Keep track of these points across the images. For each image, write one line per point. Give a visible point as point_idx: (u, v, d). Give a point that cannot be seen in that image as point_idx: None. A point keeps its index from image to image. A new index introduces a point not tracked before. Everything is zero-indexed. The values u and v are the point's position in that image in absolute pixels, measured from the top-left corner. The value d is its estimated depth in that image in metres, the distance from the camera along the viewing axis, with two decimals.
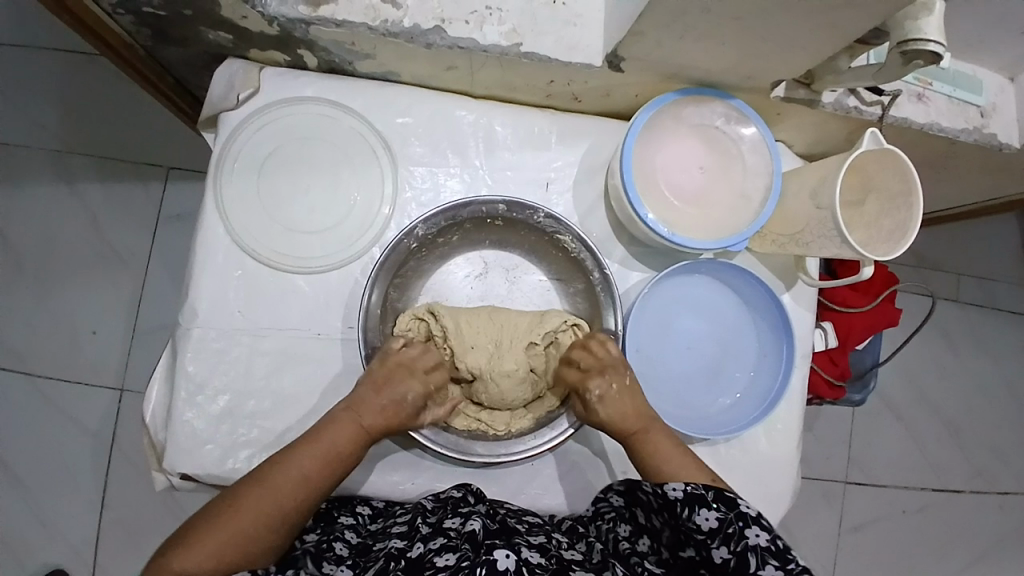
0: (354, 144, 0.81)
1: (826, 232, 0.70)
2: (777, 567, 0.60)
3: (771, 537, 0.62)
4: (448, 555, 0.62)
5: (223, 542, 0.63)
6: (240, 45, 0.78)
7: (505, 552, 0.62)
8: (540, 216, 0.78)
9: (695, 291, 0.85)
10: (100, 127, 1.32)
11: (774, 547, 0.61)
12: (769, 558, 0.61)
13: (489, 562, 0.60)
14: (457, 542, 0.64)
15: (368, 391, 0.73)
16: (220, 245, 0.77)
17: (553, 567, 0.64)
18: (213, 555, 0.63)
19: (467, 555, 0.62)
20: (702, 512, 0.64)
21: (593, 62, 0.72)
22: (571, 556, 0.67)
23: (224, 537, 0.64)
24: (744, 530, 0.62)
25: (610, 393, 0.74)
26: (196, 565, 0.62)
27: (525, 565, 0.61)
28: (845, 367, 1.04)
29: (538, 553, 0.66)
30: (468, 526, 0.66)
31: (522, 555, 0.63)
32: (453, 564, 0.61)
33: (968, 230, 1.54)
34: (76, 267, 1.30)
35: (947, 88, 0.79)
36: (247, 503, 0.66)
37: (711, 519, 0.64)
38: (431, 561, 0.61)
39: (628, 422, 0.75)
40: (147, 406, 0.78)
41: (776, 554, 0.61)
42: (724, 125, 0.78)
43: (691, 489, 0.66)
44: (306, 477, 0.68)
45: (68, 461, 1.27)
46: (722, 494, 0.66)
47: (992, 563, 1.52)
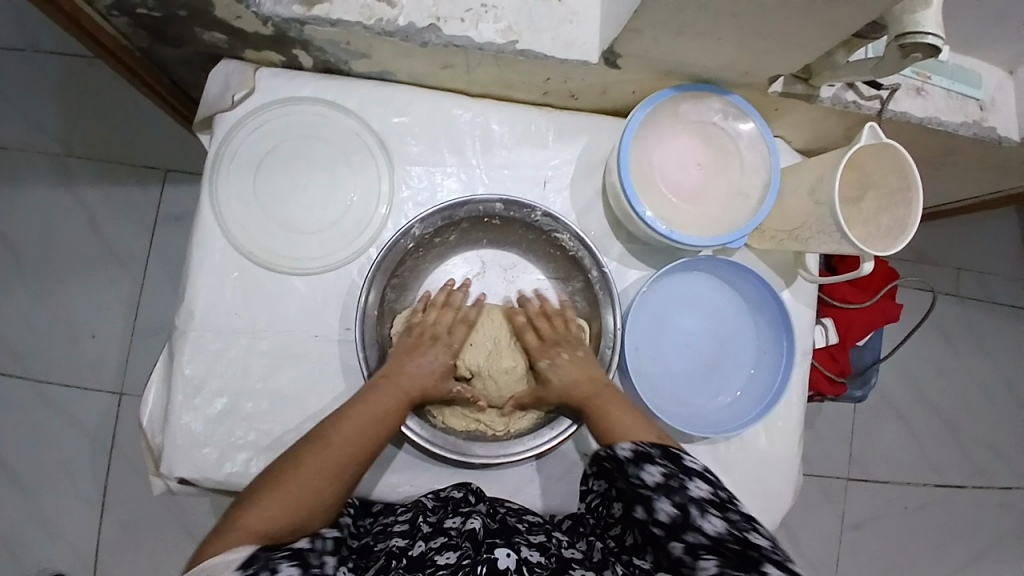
0: (350, 144, 0.80)
1: (825, 228, 0.70)
2: (718, 517, 0.59)
3: (713, 489, 0.61)
4: (449, 554, 0.61)
5: (289, 501, 0.60)
6: (235, 46, 0.78)
7: (506, 551, 0.62)
8: (538, 215, 0.78)
9: (693, 288, 0.85)
10: (97, 130, 1.32)
11: (716, 499, 0.60)
12: (711, 509, 0.59)
13: (490, 561, 0.60)
14: (458, 541, 0.63)
15: (401, 360, 0.75)
16: (216, 247, 0.77)
17: (554, 566, 0.63)
18: (283, 514, 0.59)
19: (467, 553, 0.61)
20: (647, 468, 0.64)
21: (589, 59, 0.72)
22: (571, 555, 0.67)
23: (290, 496, 0.61)
24: (687, 483, 0.61)
25: (560, 361, 0.77)
26: (268, 524, 0.58)
27: (525, 565, 0.61)
28: (845, 363, 1.04)
29: (538, 552, 0.65)
30: (469, 525, 0.66)
31: (521, 554, 0.62)
32: (453, 563, 0.60)
33: (968, 226, 1.53)
34: (74, 270, 1.30)
35: (946, 82, 0.79)
36: (312, 463, 0.63)
37: (656, 474, 0.63)
38: (432, 559, 0.61)
39: (579, 389, 0.74)
40: (144, 409, 0.78)
41: (719, 506, 0.60)
42: (721, 121, 0.78)
43: (638, 447, 0.66)
44: (365, 435, 0.67)
45: (68, 465, 1.27)
46: (669, 452, 0.65)
47: (994, 559, 1.51)
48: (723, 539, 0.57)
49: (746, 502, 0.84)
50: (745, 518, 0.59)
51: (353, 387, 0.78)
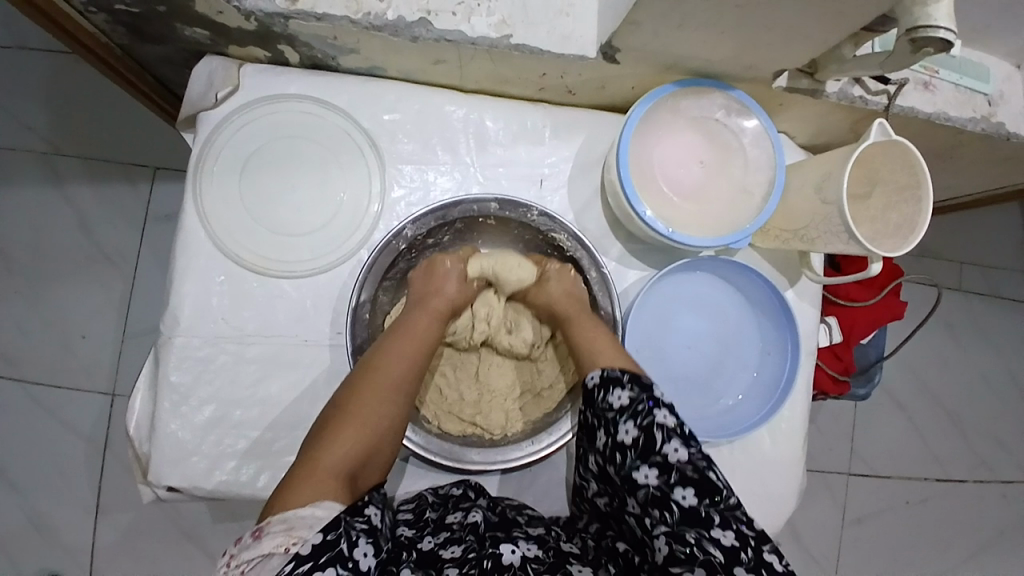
0: (339, 142, 0.78)
1: (832, 228, 0.67)
2: (682, 446, 0.60)
3: (678, 420, 0.62)
4: (453, 547, 0.64)
5: (350, 439, 0.61)
6: (219, 42, 0.75)
7: (510, 546, 0.64)
8: (535, 214, 0.75)
9: (695, 288, 0.82)
10: (83, 127, 1.29)
11: (680, 430, 0.61)
12: (672, 438, 0.61)
13: (495, 556, 0.63)
14: (462, 534, 0.65)
15: (423, 280, 0.76)
16: (202, 250, 0.75)
17: (551, 561, 0.64)
18: (347, 451, 0.61)
19: (472, 547, 0.64)
20: (614, 392, 0.64)
21: (587, 53, 0.69)
22: (569, 548, 0.68)
23: (350, 435, 0.62)
24: (653, 408, 0.62)
25: (555, 275, 0.78)
26: (336, 463, 0.59)
27: (528, 561, 0.63)
28: (848, 361, 1.03)
29: (536, 544, 0.66)
30: (470, 518, 0.67)
31: (523, 549, 0.64)
32: (460, 556, 0.62)
33: (972, 220, 1.51)
34: (61, 271, 1.27)
35: (955, 75, 0.76)
36: (363, 402, 0.65)
37: (623, 398, 0.63)
38: (439, 554, 0.63)
39: (563, 305, 0.76)
40: (131, 418, 0.76)
41: (683, 437, 0.61)
42: (724, 116, 0.75)
43: (607, 372, 0.66)
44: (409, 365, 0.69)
45: (59, 468, 1.25)
46: (638, 378, 0.65)
47: (997, 554, 1.50)
48: (683, 472, 0.59)
49: (749, 506, 0.82)
50: (704, 454, 0.61)
51: None
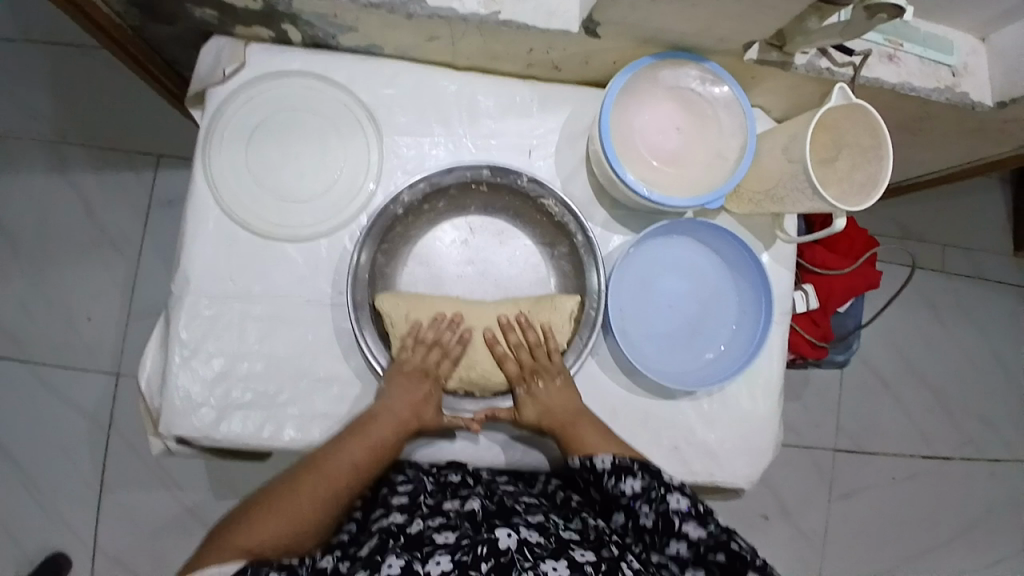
0: (340, 115, 0.83)
1: (798, 185, 0.73)
2: (699, 526, 0.66)
3: (690, 502, 0.68)
4: (447, 534, 0.67)
5: (283, 522, 0.67)
6: (227, 21, 0.80)
7: (506, 531, 0.67)
8: (525, 180, 0.81)
9: (675, 251, 0.87)
10: (90, 115, 1.33)
11: (646, 493, 0.70)
12: (644, 503, 0.69)
13: (491, 541, 0.66)
14: (457, 521, 0.69)
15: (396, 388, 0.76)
16: (211, 215, 0.80)
17: (553, 546, 0.67)
18: (274, 533, 0.66)
19: (466, 532, 0.67)
20: (628, 480, 0.71)
21: (571, 28, 0.74)
22: (569, 535, 0.70)
23: (286, 518, 0.68)
24: (666, 495, 0.69)
25: (537, 391, 0.78)
26: (257, 542, 0.65)
27: (525, 544, 0.66)
28: (826, 327, 1.07)
29: (537, 532, 0.68)
30: (468, 507, 0.71)
31: (521, 534, 0.67)
32: (452, 543, 0.66)
33: (950, 200, 1.56)
34: (68, 254, 1.32)
35: (919, 49, 0.82)
36: (308, 491, 0.69)
37: (636, 485, 0.71)
38: (430, 538, 0.67)
39: (554, 417, 0.77)
40: (142, 374, 0.80)
41: (650, 498, 0.69)
42: (698, 86, 0.80)
43: (618, 460, 0.72)
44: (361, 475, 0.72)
45: (67, 445, 1.30)
46: (648, 466, 0.72)
47: (980, 529, 1.56)
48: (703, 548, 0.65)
49: (731, 460, 0.87)
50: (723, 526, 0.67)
51: (347, 350, 0.81)
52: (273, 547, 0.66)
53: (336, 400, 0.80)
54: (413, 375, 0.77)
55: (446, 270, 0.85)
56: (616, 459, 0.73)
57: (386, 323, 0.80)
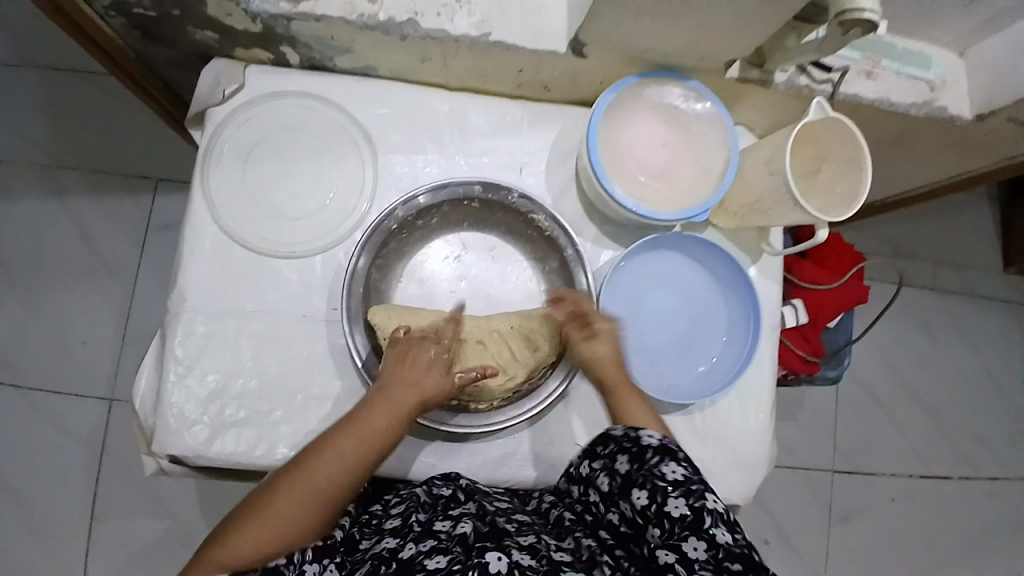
0: (335, 134, 0.85)
1: (780, 198, 0.74)
2: (728, 532, 0.64)
3: (725, 506, 0.66)
4: (438, 558, 0.63)
5: (262, 534, 0.64)
6: (225, 44, 0.83)
7: (497, 554, 0.63)
8: (515, 197, 0.83)
9: (665, 266, 0.89)
10: (89, 141, 1.35)
11: (685, 484, 0.67)
12: (679, 494, 0.66)
13: (481, 565, 0.61)
14: (448, 545, 0.65)
15: (395, 365, 0.75)
16: (207, 231, 0.81)
17: (545, 568, 0.64)
18: (251, 546, 0.63)
19: (458, 557, 0.63)
20: (670, 464, 0.68)
21: (559, 48, 0.77)
22: (561, 557, 0.67)
23: (264, 527, 0.65)
24: (705, 491, 0.66)
25: (597, 348, 0.80)
26: (236, 556, 0.63)
27: (517, 568, 0.62)
28: (817, 344, 1.08)
29: (530, 555, 0.65)
30: (459, 529, 0.67)
31: (514, 557, 0.64)
32: (442, 567, 0.62)
33: (937, 219, 1.59)
34: (65, 278, 1.33)
35: (896, 65, 0.85)
36: (288, 496, 0.66)
37: (678, 472, 0.68)
38: (422, 563, 0.62)
39: (609, 376, 0.80)
40: (137, 393, 0.81)
41: (688, 492, 0.66)
42: (682, 104, 0.83)
43: (666, 442, 0.71)
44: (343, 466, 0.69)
45: (59, 470, 1.28)
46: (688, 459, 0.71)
47: (981, 549, 1.55)
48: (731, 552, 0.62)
49: (725, 474, 0.87)
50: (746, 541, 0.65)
51: (341, 365, 0.81)
52: (252, 558, 0.63)
53: (329, 415, 0.80)
54: (411, 352, 0.75)
55: (438, 285, 0.86)
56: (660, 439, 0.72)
57: (376, 334, 0.80)
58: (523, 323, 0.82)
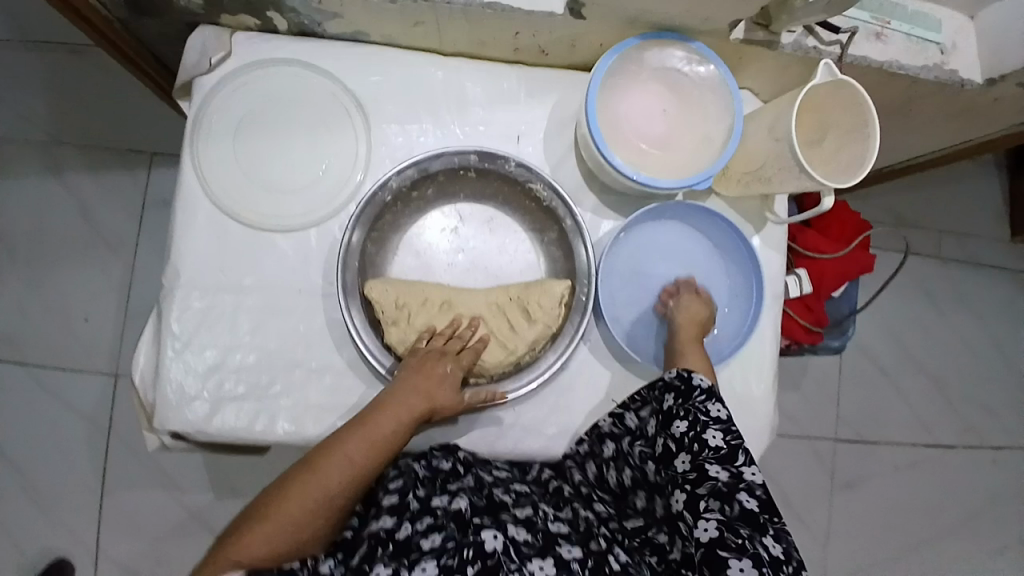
0: (327, 104, 0.82)
1: (785, 164, 0.72)
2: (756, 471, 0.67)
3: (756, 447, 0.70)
4: (433, 537, 0.66)
5: (274, 532, 0.64)
6: (212, 11, 0.80)
7: (492, 532, 0.66)
8: (512, 165, 0.81)
9: (667, 237, 0.87)
10: (80, 115, 1.33)
11: (726, 422, 0.70)
12: (718, 427, 0.69)
13: (476, 544, 0.64)
14: (444, 522, 0.67)
15: (413, 372, 0.74)
16: (199, 205, 0.79)
17: (540, 543, 0.68)
18: (263, 544, 0.63)
19: (452, 535, 0.66)
20: (713, 403, 0.71)
21: (556, 10, 0.74)
22: (557, 529, 0.71)
23: (276, 527, 0.64)
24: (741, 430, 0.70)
25: (684, 306, 0.82)
26: (246, 554, 0.62)
27: (512, 545, 0.66)
28: (819, 313, 1.07)
29: (525, 529, 0.69)
30: (455, 504, 0.69)
31: (508, 533, 0.67)
32: (438, 547, 0.65)
33: (946, 186, 1.56)
34: (63, 255, 1.32)
35: (907, 27, 0.81)
36: (298, 496, 0.65)
37: (721, 411, 0.71)
38: (417, 543, 0.66)
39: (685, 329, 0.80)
40: (136, 368, 0.80)
41: (728, 428, 0.69)
42: (684, 67, 0.80)
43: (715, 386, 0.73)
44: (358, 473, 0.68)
45: (66, 446, 1.29)
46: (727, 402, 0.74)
47: (985, 517, 1.55)
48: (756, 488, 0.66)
49: None
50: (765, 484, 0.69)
51: (338, 340, 0.80)
52: (262, 556, 0.63)
53: (328, 390, 0.80)
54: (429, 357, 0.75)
55: (436, 258, 0.84)
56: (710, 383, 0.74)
57: (373, 309, 0.79)
58: (522, 296, 0.81)
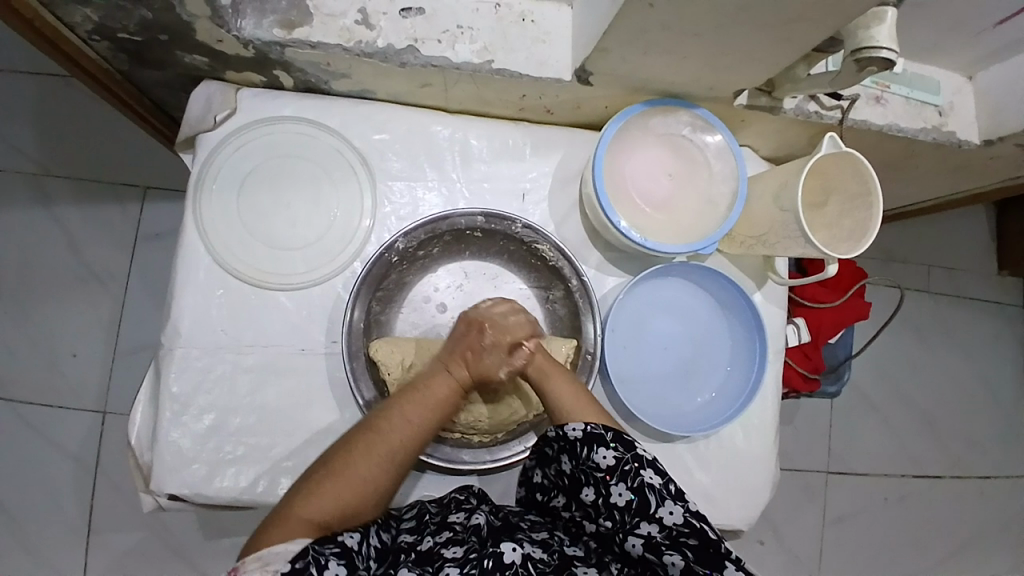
0: (333, 161, 0.82)
1: (790, 233, 0.73)
2: (678, 504, 0.62)
3: (665, 479, 0.64)
4: (454, 548, 0.63)
5: (340, 485, 0.64)
6: (217, 67, 0.80)
7: (511, 545, 0.63)
8: (518, 227, 0.81)
9: (668, 294, 0.88)
10: (74, 150, 1.32)
11: (619, 467, 0.65)
12: (618, 481, 0.64)
13: (496, 555, 0.61)
14: (464, 536, 0.65)
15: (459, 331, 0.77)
16: (202, 264, 0.78)
17: (556, 563, 0.64)
18: (330, 497, 0.62)
19: (473, 547, 0.63)
20: (600, 451, 0.66)
21: (563, 76, 0.75)
22: (573, 552, 0.67)
23: (341, 482, 0.64)
24: (640, 470, 0.64)
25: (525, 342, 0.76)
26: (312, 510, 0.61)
27: (530, 560, 0.62)
28: (817, 360, 1.08)
29: (540, 549, 0.65)
30: (474, 520, 0.67)
31: (526, 549, 0.64)
32: (460, 557, 0.62)
33: (937, 226, 1.58)
34: (54, 289, 1.30)
35: (905, 90, 0.83)
36: (363, 453, 0.66)
37: (609, 457, 0.65)
38: (439, 552, 0.62)
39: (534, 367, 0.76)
40: (133, 429, 0.78)
41: (624, 475, 0.64)
42: (690, 133, 0.81)
43: (590, 428, 0.67)
44: (414, 432, 0.68)
45: (52, 483, 1.27)
46: (621, 437, 0.67)
47: (973, 551, 1.56)
48: (684, 529, 0.60)
49: (727, 502, 0.86)
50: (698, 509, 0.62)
51: (342, 400, 0.80)
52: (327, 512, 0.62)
53: None
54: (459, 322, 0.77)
55: (441, 315, 0.85)
56: (586, 426, 0.68)
57: (379, 370, 0.78)
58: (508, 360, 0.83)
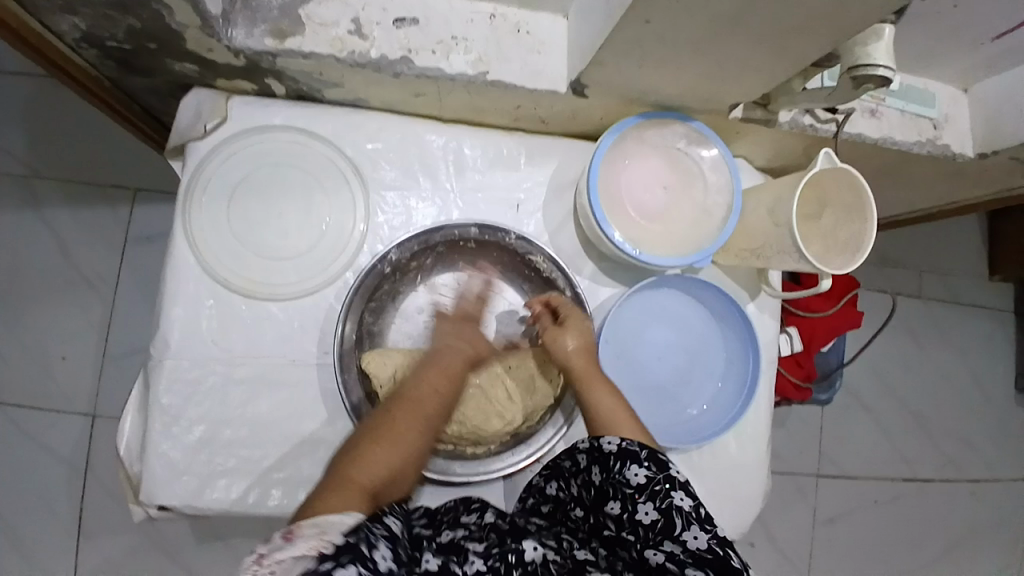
0: (325, 169, 0.81)
1: (784, 248, 0.73)
2: (704, 530, 0.61)
3: (694, 503, 0.63)
4: (476, 543, 0.57)
5: (389, 452, 0.64)
6: (207, 75, 0.78)
7: (533, 543, 0.58)
8: (513, 238, 0.82)
9: (663, 303, 0.87)
10: (63, 152, 1.30)
11: (649, 487, 0.64)
12: (646, 499, 0.64)
13: (518, 551, 0.56)
14: (483, 532, 0.59)
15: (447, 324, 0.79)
16: (192, 273, 0.77)
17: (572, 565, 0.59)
18: (383, 464, 0.63)
19: (493, 542, 0.58)
20: (632, 467, 0.65)
21: (557, 87, 0.75)
22: None
23: (387, 448, 0.65)
24: (670, 490, 0.63)
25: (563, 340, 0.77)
26: (369, 476, 0.62)
27: (552, 560, 0.57)
28: (810, 368, 1.09)
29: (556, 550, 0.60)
30: (488, 517, 0.62)
31: (544, 548, 0.59)
32: (483, 551, 0.56)
33: (929, 231, 1.59)
34: (43, 291, 1.28)
35: (900, 103, 0.83)
36: (404, 423, 0.67)
37: (641, 475, 0.65)
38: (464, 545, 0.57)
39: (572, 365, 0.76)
40: (123, 440, 0.78)
41: (653, 494, 0.64)
42: (685, 146, 0.81)
43: (625, 444, 0.68)
44: (438, 403, 0.71)
45: (42, 487, 1.25)
46: (655, 455, 0.67)
47: (962, 552, 1.58)
48: (708, 555, 0.59)
49: (719, 511, 0.87)
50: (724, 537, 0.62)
51: (333, 412, 0.80)
52: (382, 478, 0.63)
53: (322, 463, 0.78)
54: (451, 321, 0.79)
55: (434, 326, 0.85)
56: (620, 442, 0.68)
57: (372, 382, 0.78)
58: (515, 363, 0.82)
